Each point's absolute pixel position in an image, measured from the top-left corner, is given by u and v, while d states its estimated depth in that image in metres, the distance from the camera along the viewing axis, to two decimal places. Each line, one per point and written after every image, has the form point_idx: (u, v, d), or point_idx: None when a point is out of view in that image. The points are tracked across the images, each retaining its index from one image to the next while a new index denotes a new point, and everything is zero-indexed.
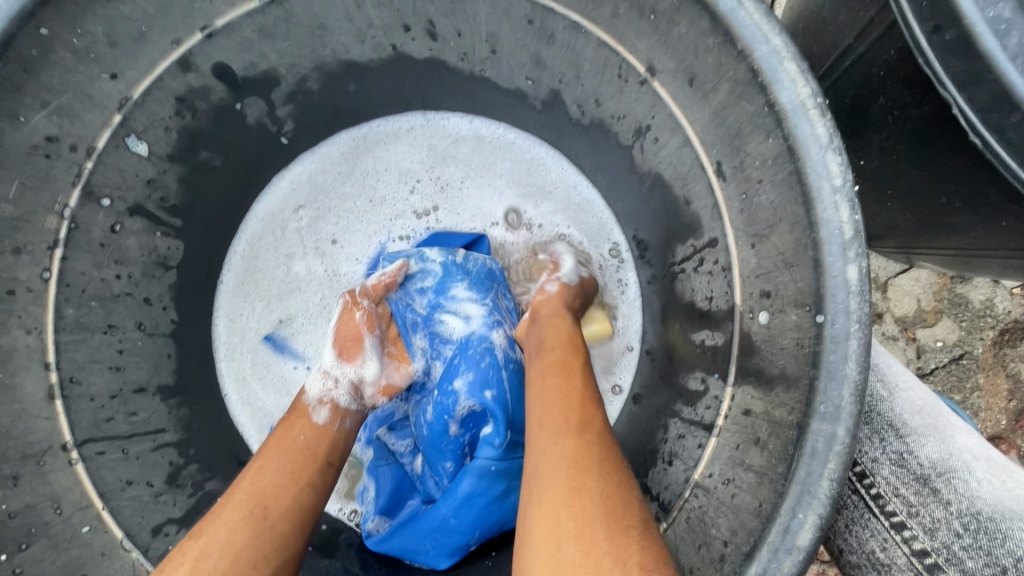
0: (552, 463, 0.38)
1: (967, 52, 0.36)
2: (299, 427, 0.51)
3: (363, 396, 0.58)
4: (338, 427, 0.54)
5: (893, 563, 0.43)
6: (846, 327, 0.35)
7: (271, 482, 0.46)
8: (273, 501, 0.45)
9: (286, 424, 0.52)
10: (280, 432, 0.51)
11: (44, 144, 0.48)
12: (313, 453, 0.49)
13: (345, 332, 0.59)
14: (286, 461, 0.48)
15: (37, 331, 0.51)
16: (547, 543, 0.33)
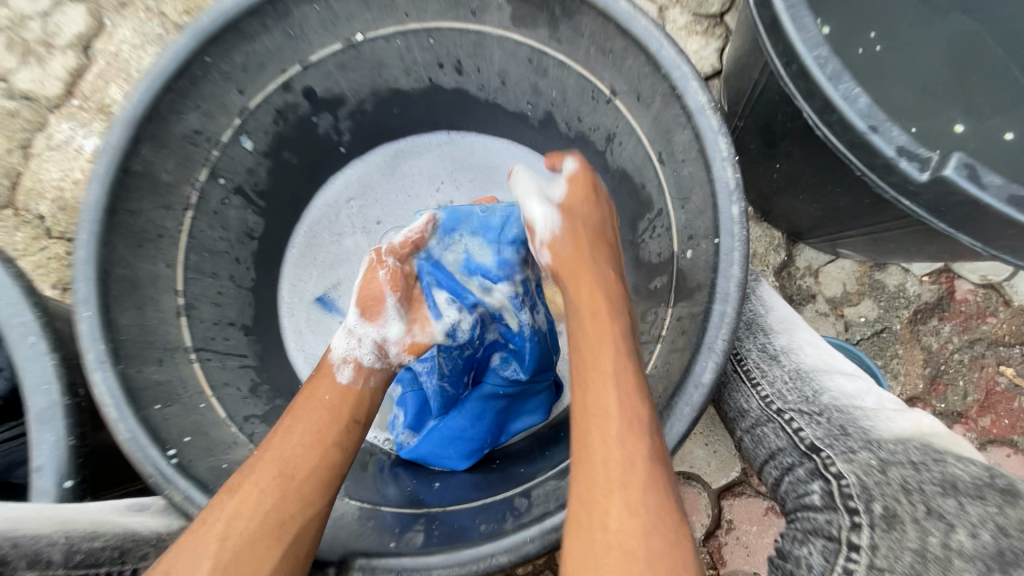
0: (612, 470, 0.49)
1: (805, 77, 0.57)
2: (325, 387, 0.62)
3: (387, 356, 0.68)
4: (361, 385, 0.65)
5: (750, 408, 0.61)
6: (731, 243, 0.54)
7: (298, 448, 0.56)
8: (301, 464, 0.55)
9: (314, 391, 0.62)
10: (304, 399, 0.61)
11: (192, 135, 0.69)
12: (336, 420, 0.60)
13: (375, 293, 0.68)
14: (307, 430, 0.58)
15: (173, 265, 0.69)
16: (603, 534, 0.46)
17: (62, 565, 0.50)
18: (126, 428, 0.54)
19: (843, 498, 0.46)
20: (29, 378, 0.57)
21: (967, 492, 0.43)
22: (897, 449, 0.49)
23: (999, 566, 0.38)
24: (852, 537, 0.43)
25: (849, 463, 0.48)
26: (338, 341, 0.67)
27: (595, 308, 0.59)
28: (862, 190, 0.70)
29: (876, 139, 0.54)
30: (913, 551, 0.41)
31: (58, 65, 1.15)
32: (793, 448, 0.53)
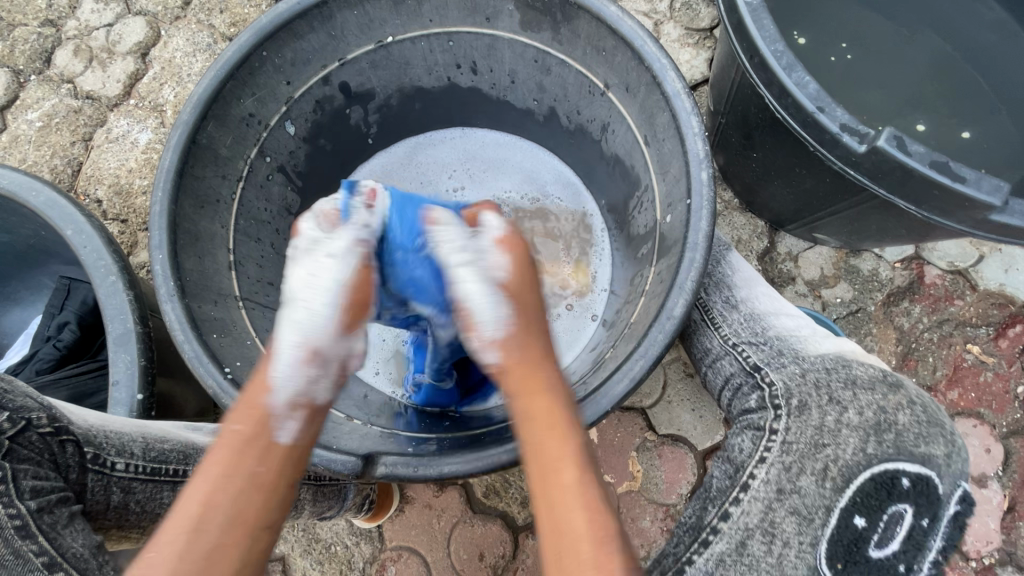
0: (568, 540, 0.50)
1: (765, 68, 0.68)
2: (251, 446, 0.54)
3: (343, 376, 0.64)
4: (303, 436, 0.58)
5: (712, 347, 0.75)
6: (700, 203, 0.65)
7: (238, 499, 0.52)
8: (246, 516, 0.51)
9: (253, 435, 0.55)
10: (243, 439, 0.55)
11: (247, 117, 0.81)
12: (286, 461, 0.55)
13: (339, 318, 0.63)
14: (246, 479, 0.53)
15: (226, 227, 0.80)
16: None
17: (141, 456, 0.63)
18: (190, 348, 0.66)
19: (771, 398, 0.63)
20: (109, 309, 0.70)
21: (862, 385, 0.61)
22: (816, 361, 0.66)
23: (874, 430, 0.58)
24: (774, 424, 0.60)
25: (780, 374, 0.65)
26: (286, 378, 0.59)
27: (536, 369, 0.61)
28: (824, 170, 0.80)
29: (823, 117, 0.65)
30: (815, 426, 0.59)
31: (119, 69, 1.29)
32: (741, 371, 0.70)
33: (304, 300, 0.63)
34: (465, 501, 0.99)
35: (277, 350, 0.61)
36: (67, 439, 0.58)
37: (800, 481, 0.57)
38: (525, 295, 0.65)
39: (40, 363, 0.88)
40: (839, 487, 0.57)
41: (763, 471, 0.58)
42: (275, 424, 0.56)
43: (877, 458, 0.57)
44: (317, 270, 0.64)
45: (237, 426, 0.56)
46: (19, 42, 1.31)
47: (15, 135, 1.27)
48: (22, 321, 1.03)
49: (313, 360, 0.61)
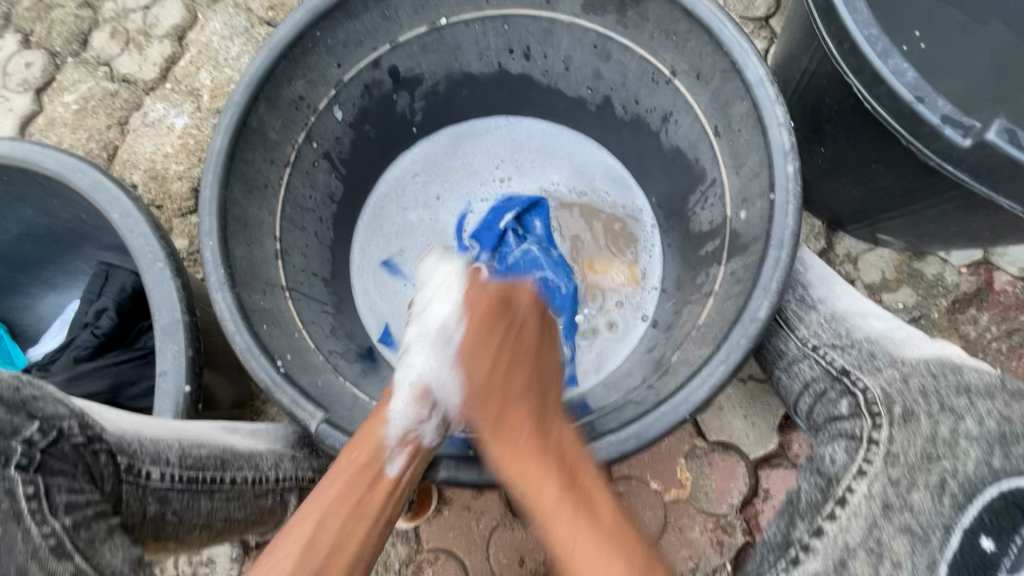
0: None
1: (855, 54, 0.63)
2: (369, 477, 0.56)
3: (448, 426, 0.63)
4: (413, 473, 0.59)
5: (790, 350, 0.76)
6: (785, 199, 0.60)
7: (347, 529, 0.53)
8: (351, 548, 0.52)
9: (369, 465, 0.56)
10: (359, 467, 0.56)
11: (297, 100, 0.78)
12: (392, 497, 0.56)
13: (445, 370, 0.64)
14: (354, 507, 0.54)
15: (274, 214, 0.77)
16: None
17: (177, 464, 0.60)
18: (241, 339, 0.63)
19: (868, 406, 0.64)
20: (155, 297, 0.68)
21: (978, 392, 0.61)
22: (920, 365, 0.66)
23: (998, 441, 0.58)
24: (873, 433, 0.61)
25: (875, 378, 0.66)
26: (400, 413, 0.61)
27: (503, 410, 0.60)
28: (906, 166, 0.75)
29: (922, 108, 0.60)
30: (925, 437, 0.59)
31: (155, 52, 1.27)
32: (825, 374, 0.70)
33: (417, 349, 0.66)
34: (504, 504, 0.95)
35: (394, 387, 0.64)
36: (100, 449, 0.55)
37: (911, 495, 0.57)
38: (478, 361, 0.62)
39: (78, 350, 0.86)
40: (958, 505, 0.56)
41: (864, 485, 0.58)
42: (388, 458, 0.58)
43: (1004, 473, 0.56)
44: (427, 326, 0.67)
45: (354, 452, 0.57)
46: (56, 24, 1.29)
47: (51, 118, 1.25)
48: (58, 306, 1.02)
49: (422, 399, 0.62)
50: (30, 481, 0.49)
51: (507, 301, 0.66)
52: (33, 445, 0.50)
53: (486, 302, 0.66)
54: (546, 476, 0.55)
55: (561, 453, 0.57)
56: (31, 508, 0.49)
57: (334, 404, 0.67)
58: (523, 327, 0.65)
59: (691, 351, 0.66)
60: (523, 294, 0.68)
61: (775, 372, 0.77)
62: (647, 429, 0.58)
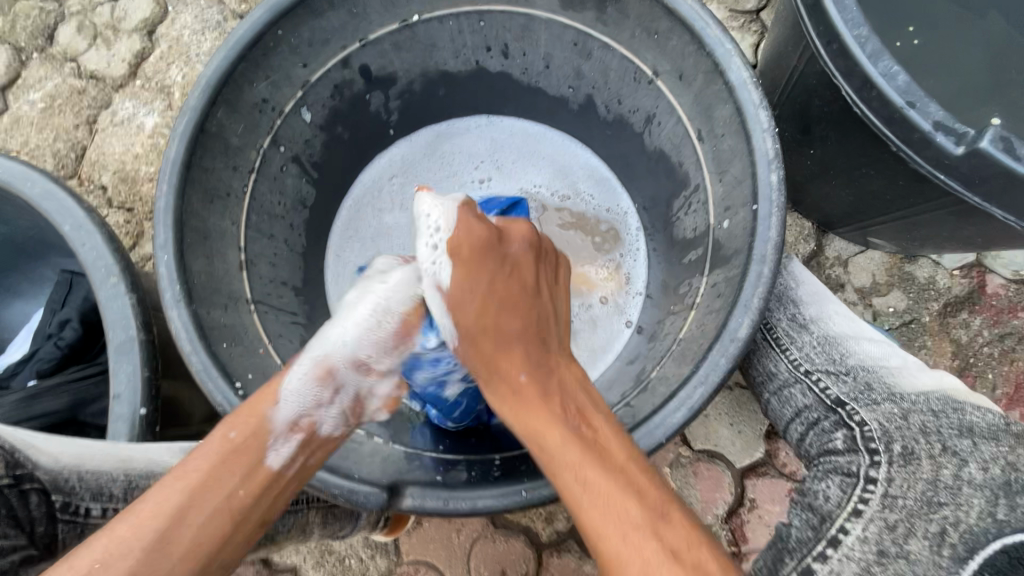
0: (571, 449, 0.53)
1: (844, 55, 0.60)
2: (247, 454, 0.53)
3: (355, 411, 0.63)
4: (300, 462, 0.56)
5: (778, 372, 0.71)
6: (768, 210, 0.58)
7: (210, 520, 0.49)
8: (214, 540, 0.49)
9: (245, 450, 0.53)
10: (228, 454, 0.53)
11: (260, 103, 0.74)
12: (274, 484, 0.54)
13: (367, 344, 0.64)
14: (225, 496, 0.51)
15: (238, 223, 0.74)
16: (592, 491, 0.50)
17: (122, 497, 0.57)
18: (198, 359, 0.60)
19: (865, 441, 0.59)
20: (109, 314, 0.65)
21: (982, 434, 0.56)
22: (919, 401, 0.62)
23: (1004, 492, 0.51)
24: (871, 471, 0.56)
25: (873, 413, 0.61)
26: (298, 391, 0.59)
27: (508, 377, 0.59)
28: (897, 171, 0.72)
29: (913, 114, 0.57)
30: (926, 481, 0.54)
31: (124, 47, 1.22)
32: (819, 404, 0.66)
33: (344, 319, 0.65)
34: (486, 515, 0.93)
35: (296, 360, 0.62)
36: (29, 489, 0.53)
37: (908, 544, 0.51)
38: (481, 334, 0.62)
39: (41, 363, 0.83)
40: (959, 557, 0.49)
41: (859, 527, 0.53)
42: (271, 443, 0.55)
43: (1010, 526, 0.49)
44: (368, 293, 0.66)
45: (231, 433, 0.54)
46: (20, 17, 1.24)
47: (16, 117, 1.20)
48: (23, 315, 0.98)
49: (328, 379, 0.61)
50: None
51: (499, 239, 0.65)
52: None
53: (460, 249, 0.65)
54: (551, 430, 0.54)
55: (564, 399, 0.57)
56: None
57: None
58: (517, 264, 0.64)
59: (672, 367, 0.63)
60: (519, 231, 0.67)
61: (765, 396, 0.72)
62: None
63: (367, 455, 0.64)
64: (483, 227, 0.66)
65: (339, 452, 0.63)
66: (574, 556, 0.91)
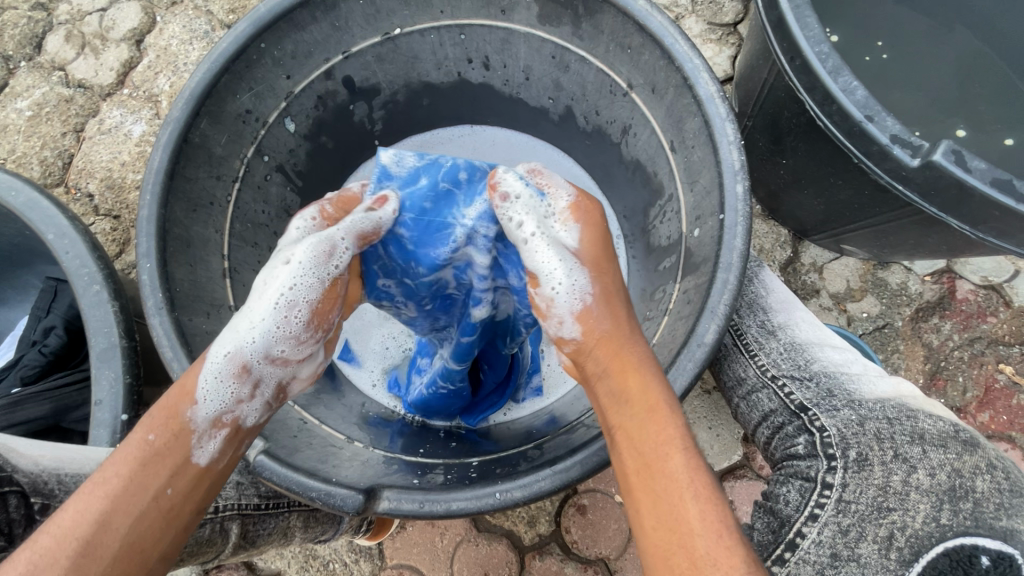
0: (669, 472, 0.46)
1: (807, 71, 0.62)
2: (170, 455, 0.46)
3: (281, 399, 0.54)
4: (226, 456, 0.49)
5: (747, 378, 0.72)
6: (734, 219, 0.60)
7: (139, 525, 0.43)
8: (146, 544, 0.43)
9: (168, 448, 0.46)
10: (148, 457, 0.45)
11: (243, 114, 0.76)
12: (206, 482, 0.47)
13: (280, 337, 0.51)
14: (149, 497, 0.44)
15: (220, 231, 0.75)
16: (682, 524, 0.44)
17: None
18: (179, 366, 0.61)
19: (824, 446, 0.60)
20: (91, 321, 0.66)
21: (932, 441, 0.57)
22: (876, 408, 0.62)
23: (947, 497, 0.53)
24: (827, 477, 0.57)
25: (833, 419, 0.62)
26: (212, 391, 0.49)
27: (629, 345, 0.53)
28: (863, 181, 0.75)
29: (871, 127, 0.60)
30: (878, 487, 0.55)
31: (112, 56, 1.23)
32: (783, 408, 0.67)
33: (250, 309, 0.52)
34: (469, 519, 0.94)
35: (207, 356, 0.51)
36: (8, 491, 0.52)
37: (859, 548, 0.53)
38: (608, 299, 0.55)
39: (24, 370, 0.83)
40: (905, 560, 0.51)
41: (815, 531, 0.55)
42: (195, 439, 0.47)
43: (952, 529, 0.51)
44: (274, 276, 0.53)
45: (150, 435, 0.46)
46: (8, 26, 1.25)
47: (3, 125, 1.21)
48: (9, 323, 0.99)
49: (245, 375, 0.51)
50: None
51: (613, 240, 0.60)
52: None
53: (600, 219, 0.60)
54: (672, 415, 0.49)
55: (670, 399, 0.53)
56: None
57: (277, 432, 0.64)
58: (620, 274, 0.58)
59: None
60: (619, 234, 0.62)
61: (734, 401, 0.73)
62: (590, 456, 0.57)
63: (346, 460, 0.65)
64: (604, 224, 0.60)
65: (319, 457, 0.63)
66: (556, 558, 0.92)
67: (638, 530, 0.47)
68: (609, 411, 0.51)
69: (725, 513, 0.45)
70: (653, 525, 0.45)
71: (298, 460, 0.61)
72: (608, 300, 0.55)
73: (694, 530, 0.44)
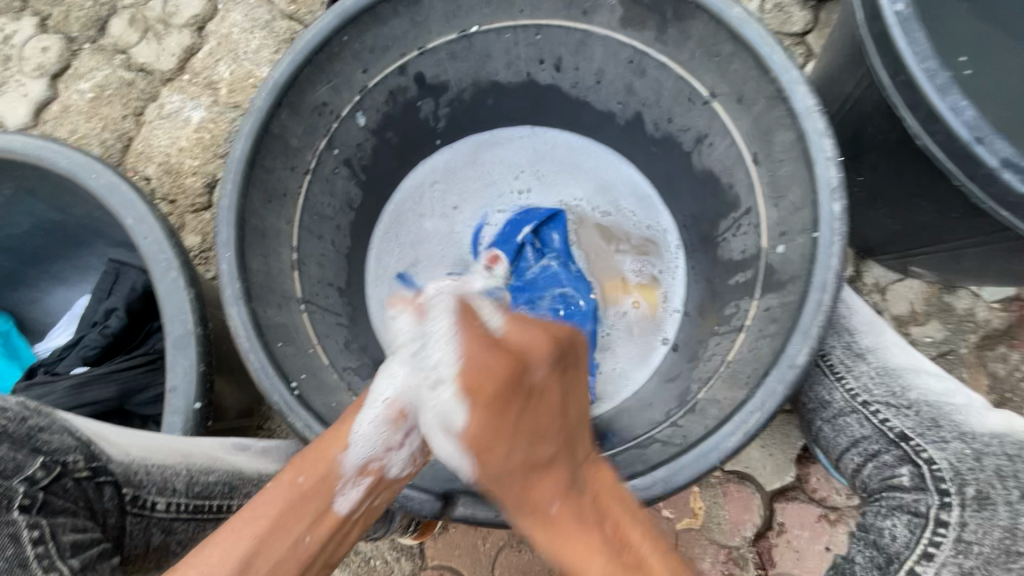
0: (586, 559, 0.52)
1: (911, 87, 0.60)
2: (300, 508, 0.53)
3: (427, 452, 0.61)
4: (362, 505, 0.56)
5: (833, 400, 0.70)
6: (830, 238, 0.58)
7: (275, 573, 0.50)
8: None
9: (309, 497, 0.53)
10: (295, 500, 0.53)
11: (320, 106, 0.76)
12: (338, 528, 0.55)
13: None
14: (291, 544, 0.51)
15: (291, 223, 0.75)
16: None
17: (184, 493, 0.58)
18: (256, 357, 0.61)
19: (935, 480, 0.59)
20: (168, 307, 0.66)
21: None
22: (989, 442, 0.61)
23: None
24: (941, 514, 0.56)
25: (941, 451, 0.60)
26: (367, 437, 0.57)
27: (530, 461, 0.55)
28: (951, 203, 0.72)
29: (979, 149, 0.58)
30: (1004, 529, 0.54)
31: (174, 42, 1.24)
32: (880, 437, 0.65)
33: (399, 360, 0.58)
34: (512, 524, 0.93)
35: (368, 399, 0.58)
36: (104, 481, 0.52)
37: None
38: (494, 444, 0.54)
39: (86, 350, 0.84)
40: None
41: (931, 570, 0.54)
42: (338, 490, 0.54)
43: None
44: (444, 332, 0.56)
45: (299, 478, 0.54)
46: (74, 8, 1.27)
47: (65, 106, 1.23)
48: (67, 302, 1.00)
49: (400, 422, 0.58)
50: (34, 524, 0.46)
51: (520, 371, 0.53)
52: (35, 483, 0.47)
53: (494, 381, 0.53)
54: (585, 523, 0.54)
55: (593, 485, 0.56)
56: (38, 553, 0.45)
57: None
58: (545, 393, 0.54)
59: (721, 389, 0.65)
60: (539, 346, 0.55)
61: (816, 423, 0.71)
62: (672, 474, 0.56)
63: None
64: (504, 352, 0.54)
65: None
66: None
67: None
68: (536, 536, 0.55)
69: None
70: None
71: None
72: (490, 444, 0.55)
73: None
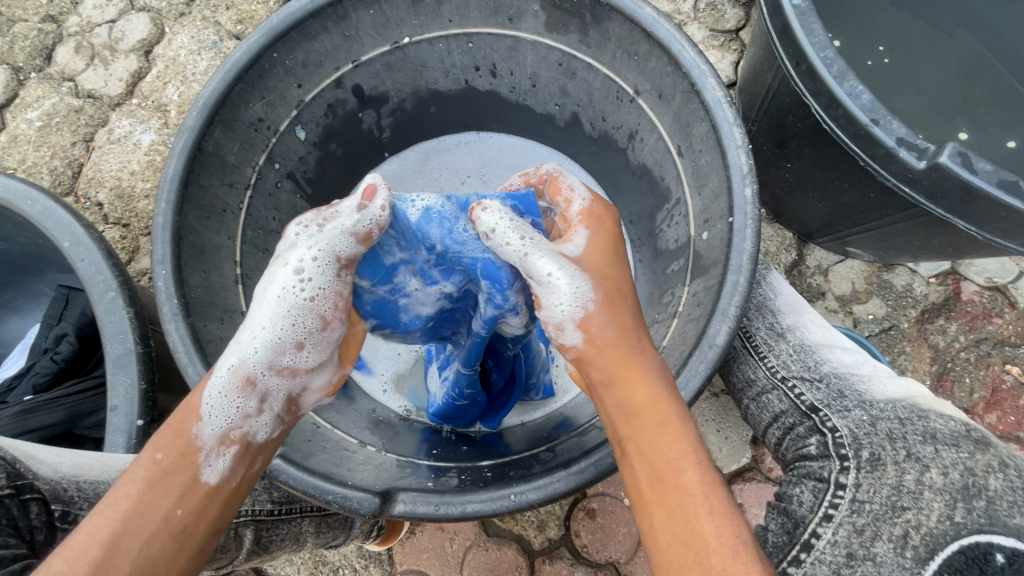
0: (673, 457, 0.48)
1: (812, 75, 0.64)
2: (168, 485, 0.48)
3: (293, 409, 0.55)
4: (240, 473, 0.51)
5: (756, 378, 0.74)
6: (744, 222, 0.60)
7: (144, 548, 0.45)
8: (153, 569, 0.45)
9: (172, 470, 0.48)
10: (157, 477, 0.48)
11: (256, 123, 0.77)
12: (211, 502, 0.49)
13: (282, 347, 0.52)
14: (160, 519, 0.46)
15: (233, 238, 0.76)
16: (700, 503, 0.46)
17: None
18: (195, 371, 0.62)
19: (836, 447, 0.61)
20: (107, 327, 0.66)
21: (944, 441, 0.59)
22: (886, 409, 0.64)
23: (961, 495, 0.54)
24: (840, 477, 0.58)
25: (844, 419, 0.63)
26: (217, 407, 0.51)
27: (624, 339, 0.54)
28: (867, 184, 0.76)
29: (877, 130, 0.61)
30: (891, 486, 0.56)
31: (121, 67, 1.25)
32: (795, 409, 0.68)
33: (251, 320, 0.53)
34: (478, 524, 0.94)
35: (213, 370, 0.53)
36: (30, 498, 0.53)
37: (874, 547, 0.53)
38: (601, 260, 0.57)
39: (37, 377, 0.83)
40: (920, 558, 0.52)
41: (829, 532, 0.56)
42: (200, 461, 0.49)
43: (967, 527, 0.52)
44: (273, 283, 0.53)
45: (157, 455, 0.49)
46: (19, 38, 1.26)
47: (13, 135, 1.22)
48: (19, 332, 0.99)
49: (249, 387, 0.52)
50: None
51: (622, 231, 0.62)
52: None
53: (611, 223, 0.61)
54: (672, 419, 0.50)
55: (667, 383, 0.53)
56: None
57: (292, 436, 0.65)
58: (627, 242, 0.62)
59: None
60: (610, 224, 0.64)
61: (744, 401, 0.75)
62: (600, 458, 0.58)
63: (360, 465, 0.65)
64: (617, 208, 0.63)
65: (334, 461, 0.64)
66: (566, 563, 0.92)
67: (651, 541, 0.47)
68: (616, 422, 0.51)
69: (737, 526, 0.45)
70: (666, 539, 0.46)
71: (314, 464, 0.61)
72: (614, 307, 0.55)
73: (721, 525, 0.45)
